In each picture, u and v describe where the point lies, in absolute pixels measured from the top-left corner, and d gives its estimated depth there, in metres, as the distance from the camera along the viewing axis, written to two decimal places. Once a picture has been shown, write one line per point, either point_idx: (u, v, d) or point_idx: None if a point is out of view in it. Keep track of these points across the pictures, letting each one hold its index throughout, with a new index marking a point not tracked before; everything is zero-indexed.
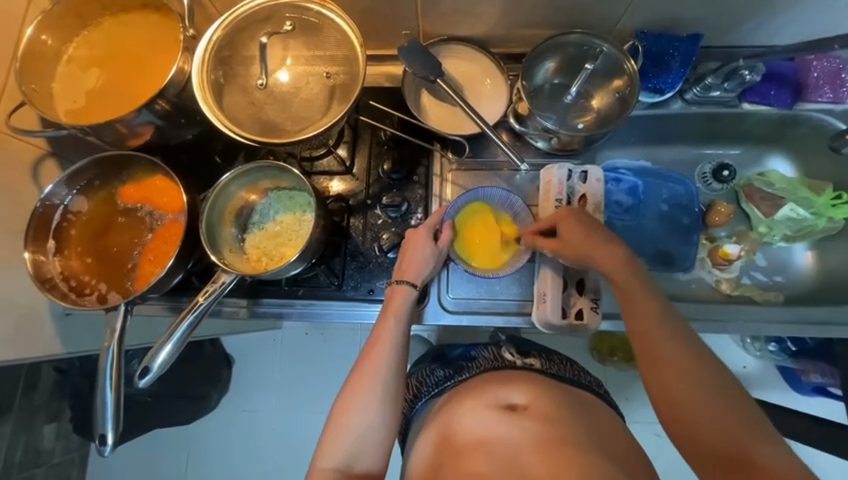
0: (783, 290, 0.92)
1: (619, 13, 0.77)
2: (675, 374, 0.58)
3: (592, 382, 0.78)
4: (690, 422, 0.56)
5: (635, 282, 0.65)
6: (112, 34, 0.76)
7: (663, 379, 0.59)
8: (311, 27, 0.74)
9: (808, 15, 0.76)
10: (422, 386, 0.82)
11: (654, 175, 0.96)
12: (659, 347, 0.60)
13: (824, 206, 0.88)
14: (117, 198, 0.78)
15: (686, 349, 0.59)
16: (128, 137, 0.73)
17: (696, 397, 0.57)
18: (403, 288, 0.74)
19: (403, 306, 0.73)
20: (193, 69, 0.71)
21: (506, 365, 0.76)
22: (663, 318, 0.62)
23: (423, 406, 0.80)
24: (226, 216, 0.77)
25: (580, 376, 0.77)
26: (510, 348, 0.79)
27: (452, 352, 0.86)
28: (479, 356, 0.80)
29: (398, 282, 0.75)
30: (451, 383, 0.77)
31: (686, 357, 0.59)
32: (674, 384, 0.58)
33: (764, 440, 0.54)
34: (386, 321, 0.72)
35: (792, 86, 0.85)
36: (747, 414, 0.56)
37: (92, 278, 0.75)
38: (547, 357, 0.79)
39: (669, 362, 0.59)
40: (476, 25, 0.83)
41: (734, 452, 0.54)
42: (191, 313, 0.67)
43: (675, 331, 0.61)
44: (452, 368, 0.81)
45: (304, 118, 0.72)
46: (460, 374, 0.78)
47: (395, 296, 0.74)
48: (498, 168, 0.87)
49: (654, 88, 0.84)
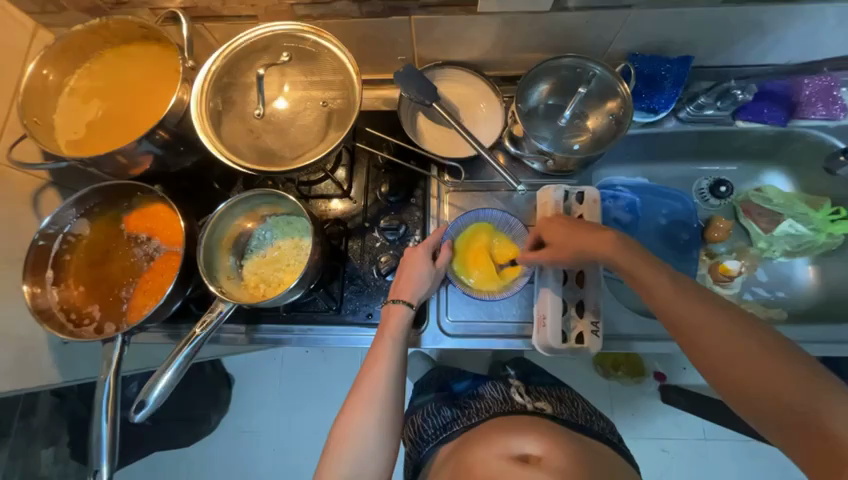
0: (786, 306, 0.91)
1: (610, 37, 0.79)
2: (717, 347, 0.54)
3: (604, 429, 0.80)
4: (746, 396, 0.52)
5: (635, 259, 0.62)
6: (112, 66, 0.78)
7: (706, 355, 0.55)
8: (308, 55, 0.75)
9: (798, 36, 0.77)
10: (427, 424, 0.84)
11: (651, 192, 0.96)
12: (685, 316, 0.57)
13: (823, 222, 0.87)
14: (117, 226, 0.78)
15: (721, 320, 0.55)
16: (128, 167, 0.74)
17: (748, 369, 0.52)
18: (400, 308, 0.74)
19: (400, 325, 0.73)
20: (192, 99, 0.73)
21: (516, 409, 0.77)
22: (686, 293, 0.58)
23: (431, 451, 0.79)
24: (224, 243, 0.77)
25: (592, 422, 0.78)
26: (519, 389, 0.83)
27: (458, 388, 0.90)
28: (487, 395, 0.83)
29: (394, 301, 0.74)
30: (459, 428, 0.78)
31: (725, 327, 0.54)
32: (718, 357, 0.54)
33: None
34: (382, 341, 0.71)
35: (785, 104, 0.85)
36: (816, 376, 0.49)
37: (91, 308, 0.75)
38: (557, 400, 0.81)
39: (707, 337, 0.55)
40: (471, 49, 0.84)
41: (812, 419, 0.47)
42: (189, 344, 0.66)
43: (703, 301, 0.57)
44: (459, 409, 0.82)
45: (301, 144, 0.73)
46: (468, 417, 0.79)
47: (392, 316, 0.73)
48: (496, 189, 0.88)
49: (647, 108, 0.85)
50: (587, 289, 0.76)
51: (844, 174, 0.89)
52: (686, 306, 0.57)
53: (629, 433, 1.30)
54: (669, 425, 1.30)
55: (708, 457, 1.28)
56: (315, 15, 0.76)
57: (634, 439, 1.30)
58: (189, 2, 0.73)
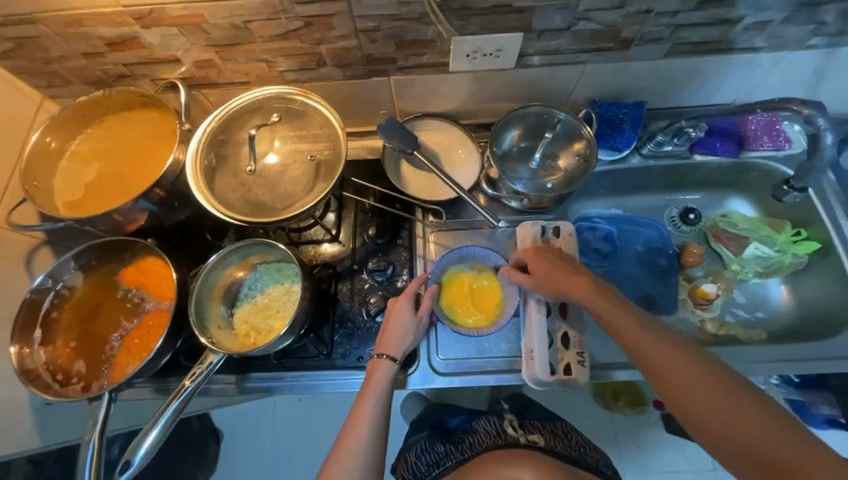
0: (766, 326, 0.94)
1: (571, 87, 0.87)
2: (680, 383, 0.58)
3: (598, 460, 0.83)
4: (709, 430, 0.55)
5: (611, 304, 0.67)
6: (112, 131, 0.83)
7: (671, 391, 0.58)
8: (296, 114, 0.82)
9: (736, 79, 0.86)
10: (420, 461, 0.85)
11: (627, 221, 1.03)
12: (667, 367, 0.59)
13: (786, 243, 0.93)
14: (111, 280, 0.80)
15: (686, 365, 0.59)
16: (123, 223, 0.77)
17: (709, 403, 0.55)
18: (384, 362, 0.75)
19: (383, 381, 0.73)
20: (187, 158, 0.78)
21: (508, 441, 0.80)
22: (661, 342, 0.62)
23: None
24: (215, 293, 0.79)
25: (584, 453, 0.82)
26: (512, 422, 0.85)
27: (452, 422, 0.92)
28: (480, 430, 0.86)
29: (378, 356, 0.75)
30: (452, 463, 0.82)
31: (685, 363, 0.59)
32: (682, 394, 0.57)
33: (796, 437, 0.51)
34: (366, 398, 0.72)
35: (735, 138, 0.94)
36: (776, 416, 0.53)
37: (78, 365, 0.75)
38: (550, 432, 0.85)
39: (678, 381, 0.58)
40: (446, 102, 0.91)
41: (777, 457, 0.50)
42: (179, 397, 0.66)
43: (663, 340, 0.62)
44: (453, 444, 0.86)
45: (291, 195, 0.78)
46: (461, 452, 0.83)
47: (375, 372, 0.74)
48: (478, 227, 0.92)
49: (612, 147, 0.92)
50: (570, 320, 0.78)
51: (789, 201, 0.93)
52: (665, 357, 0.60)
53: (637, 466, 1.26)
54: (675, 458, 1.26)
55: None
56: (303, 79, 0.84)
57: (644, 473, 1.25)
58: (187, 73, 0.80)
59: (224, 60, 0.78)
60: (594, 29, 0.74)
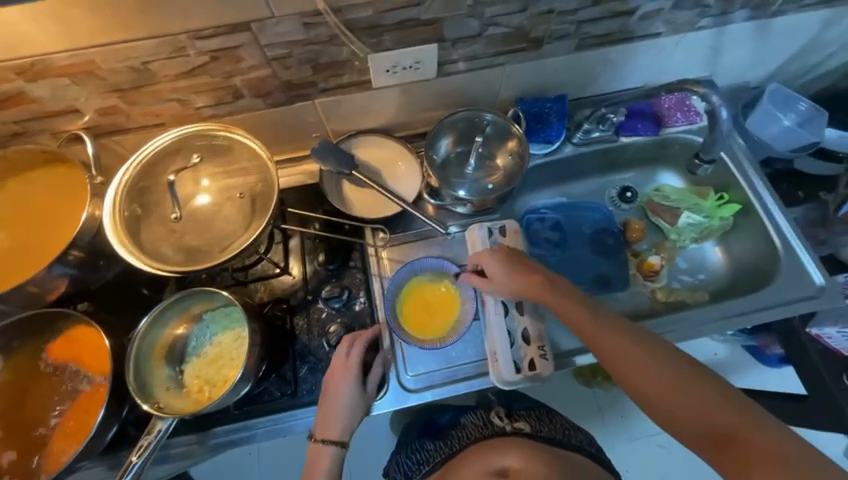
0: (708, 286, 1.01)
1: (496, 88, 0.89)
2: (632, 367, 0.61)
3: (582, 441, 0.83)
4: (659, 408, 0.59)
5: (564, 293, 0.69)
6: (13, 194, 0.75)
7: (620, 369, 0.62)
8: (221, 150, 0.78)
9: (645, 64, 0.92)
10: (412, 460, 0.85)
11: (570, 208, 1.06)
12: (618, 352, 0.63)
13: (712, 208, 1.01)
14: (34, 358, 0.73)
15: (638, 346, 0.62)
16: (40, 294, 0.70)
17: (659, 383, 0.59)
18: (328, 449, 0.73)
19: (329, 464, 0.73)
20: (104, 214, 0.72)
21: (495, 432, 0.79)
22: (612, 328, 0.64)
23: None
24: (157, 355, 0.74)
25: (569, 436, 0.82)
26: (498, 412, 0.84)
27: (442, 419, 0.90)
28: (467, 423, 0.84)
29: (321, 440, 0.73)
30: (440, 459, 0.80)
31: (634, 348, 0.62)
32: (635, 377, 0.61)
33: (725, 399, 0.57)
34: (312, 477, 0.73)
35: (653, 118, 1.00)
36: (714, 386, 0.58)
37: (8, 460, 0.68)
38: (536, 418, 0.84)
39: (630, 364, 0.61)
40: (378, 117, 0.91)
41: (718, 424, 0.56)
42: (125, 477, 0.61)
43: (615, 327, 0.65)
44: (441, 440, 0.84)
45: (227, 236, 0.74)
46: (449, 447, 0.81)
47: (319, 455, 0.73)
48: (429, 236, 0.92)
49: (543, 140, 0.95)
50: (529, 315, 0.79)
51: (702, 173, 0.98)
52: (617, 342, 0.63)
53: (623, 435, 1.30)
54: None
55: None
56: (222, 114, 0.80)
57: (631, 440, 1.30)
58: (90, 122, 0.74)
59: (130, 105, 0.73)
60: (504, 32, 0.76)
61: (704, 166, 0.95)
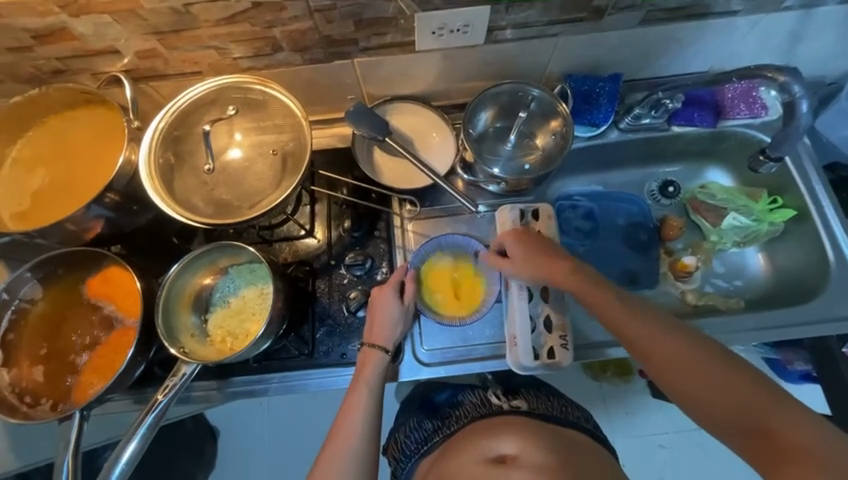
0: (744, 294, 0.96)
1: (545, 62, 0.83)
2: (663, 356, 0.60)
3: (580, 418, 0.82)
4: (690, 398, 0.58)
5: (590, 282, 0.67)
6: (54, 132, 0.76)
7: (649, 357, 0.61)
8: (256, 105, 0.76)
9: (712, 46, 0.84)
10: (410, 438, 0.84)
11: (606, 198, 1.01)
12: (647, 339, 0.61)
13: (763, 212, 0.93)
14: (70, 292, 0.76)
15: (666, 333, 0.61)
16: (78, 233, 0.72)
17: (692, 372, 0.58)
18: (375, 353, 0.75)
19: (375, 371, 0.73)
20: (140, 159, 0.72)
21: (493, 410, 0.79)
22: (640, 315, 0.63)
23: (412, 466, 0.82)
24: (184, 303, 0.76)
25: (567, 413, 0.80)
26: (496, 391, 0.83)
27: (438, 397, 0.88)
28: (465, 401, 0.82)
29: (370, 346, 0.75)
30: (439, 438, 0.80)
31: (668, 336, 0.61)
32: (664, 366, 0.60)
33: (759, 388, 0.55)
34: (357, 389, 0.71)
35: (712, 107, 0.92)
36: (748, 376, 0.56)
37: (45, 385, 0.72)
38: (535, 395, 0.83)
39: (659, 351, 0.60)
40: (417, 83, 0.87)
41: (751, 413, 0.54)
42: (151, 412, 0.65)
43: (647, 314, 0.63)
44: (439, 419, 0.83)
45: (257, 192, 0.74)
46: (448, 426, 0.81)
47: (367, 362, 0.74)
48: (457, 213, 0.90)
49: (589, 123, 0.90)
50: (552, 304, 0.78)
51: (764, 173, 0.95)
52: (646, 329, 0.62)
53: (628, 431, 1.26)
54: (663, 421, 1.26)
55: (704, 447, 1.25)
56: (259, 66, 0.78)
57: (635, 436, 1.26)
58: (130, 64, 0.74)
59: (169, 49, 0.71)
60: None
61: (769, 163, 0.90)
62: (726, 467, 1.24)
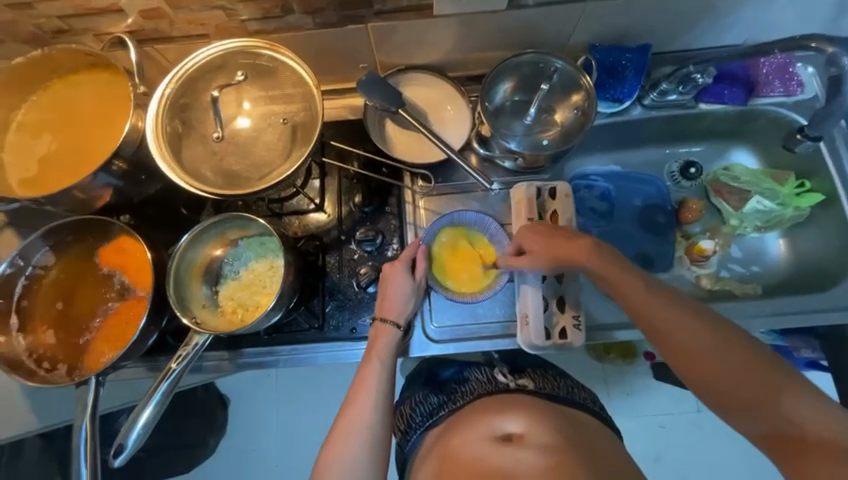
0: (760, 280, 0.94)
1: (569, 30, 0.79)
2: (683, 341, 0.59)
3: (586, 399, 0.82)
4: (714, 393, 0.58)
5: (613, 266, 0.65)
6: (59, 97, 0.74)
7: (668, 341, 0.60)
8: (265, 72, 0.73)
9: (750, 15, 0.78)
10: (416, 413, 0.84)
11: (624, 179, 0.98)
12: (669, 324, 0.60)
13: (789, 196, 0.90)
14: (82, 261, 0.76)
15: (688, 318, 0.60)
16: (86, 201, 0.71)
17: (720, 369, 0.57)
18: (386, 328, 0.75)
19: (388, 344, 0.74)
20: (147, 126, 0.70)
21: (499, 388, 0.79)
22: (663, 299, 0.61)
23: (417, 440, 0.82)
24: (195, 274, 0.76)
25: (574, 394, 0.81)
26: (503, 370, 0.83)
27: (444, 373, 0.88)
28: (471, 378, 0.83)
29: (381, 320, 0.75)
30: (445, 413, 0.80)
31: (690, 321, 0.60)
32: (691, 361, 0.59)
33: (777, 375, 0.55)
34: (369, 362, 0.72)
35: (744, 83, 0.87)
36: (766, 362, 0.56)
37: (60, 351, 0.73)
38: (541, 375, 0.83)
39: (680, 336, 0.60)
40: (432, 52, 0.82)
41: (765, 398, 0.55)
42: (166, 380, 0.65)
43: (677, 303, 0.61)
44: (445, 394, 0.83)
45: (266, 163, 0.71)
46: (453, 402, 0.81)
47: (379, 335, 0.74)
48: (470, 190, 0.87)
49: (612, 98, 0.86)
50: (565, 285, 0.77)
51: (801, 152, 0.89)
52: (668, 314, 0.60)
53: (629, 413, 1.27)
54: (664, 403, 1.27)
55: (703, 429, 1.26)
56: (268, 30, 0.75)
57: (635, 417, 1.27)
58: (134, 25, 0.71)
59: (174, 9, 0.68)
60: None
61: (806, 143, 0.85)
62: (724, 450, 1.25)
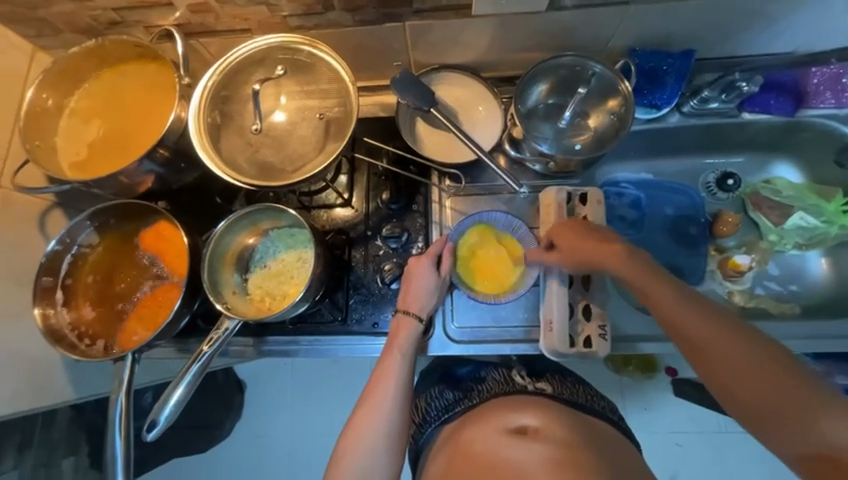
0: (798, 300, 0.90)
1: (609, 34, 0.77)
2: (714, 353, 0.57)
3: (604, 408, 0.80)
4: (749, 408, 0.55)
5: (643, 271, 0.63)
6: (110, 85, 0.78)
7: (697, 352, 0.58)
8: (303, 67, 0.75)
9: (805, 22, 0.74)
10: (430, 407, 0.84)
11: (657, 187, 0.95)
12: (698, 334, 0.58)
13: (835, 214, 0.85)
14: (124, 243, 0.80)
15: (721, 330, 0.57)
16: (130, 186, 0.75)
17: (754, 382, 0.54)
18: (408, 320, 0.75)
19: (410, 338, 0.74)
20: (189, 116, 0.73)
21: (517, 389, 0.78)
22: (694, 308, 0.59)
23: (432, 432, 0.81)
24: (227, 261, 0.78)
25: (593, 401, 0.79)
26: (521, 371, 0.82)
27: (460, 371, 0.87)
28: (489, 378, 0.82)
29: (403, 312, 0.76)
30: (461, 409, 0.79)
31: (722, 333, 0.57)
32: (720, 371, 0.56)
33: (819, 397, 0.51)
34: (390, 355, 0.73)
35: (793, 94, 0.83)
36: (808, 383, 0.52)
37: (100, 328, 0.76)
38: (559, 380, 0.82)
39: (709, 348, 0.57)
40: (467, 52, 0.82)
41: (805, 422, 0.51)
42: (198, 360, 0.68)
43: (710, 314, 0.59)
44: (461, 391, 0.83)
45: (300, 157, 0.73)
46: (470, 399, 0.80)
47: (401, 329, 0.75)
48: (498, 191, 0.87)
49: (650, 104, 0.84)
50: (592, 293, 0.76)
51: None
52: (698, 324, 0.58)
53: (645, 428, 1.24)
54: (682, 420, 1.23)
55: (724, 450, 1.21)
56: (308, 26, 0.76)
57: (651, 432, 1.23)
58: (182, 19, 0.73)
59: (220, 4, 0.70)
60: None
61: None
62: (746, 474, 1.20)
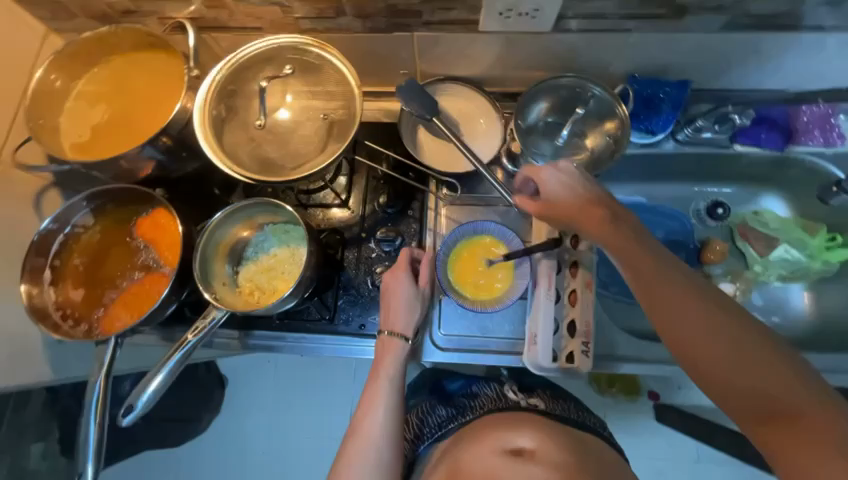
0: (780, 331, 0.91)
1: (610, 58, 0.79)
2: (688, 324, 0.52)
3: (596, 424, 0.81)
4: (715, 382, 0.51)
5: (618, 235, 0.59)
6: (119, 71, 0.79)
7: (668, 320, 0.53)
8: (311, 68, 0.76)
9: (797, 62, 0.77)
10: (423, 423, 0.84)
11: (648, 211, 0.96)
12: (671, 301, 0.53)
13: (818, 249, 0.89)
14: (117, 226, 0.80)
15: (695, 299, 0.53)
16: (129, 170, 0.75)
17: (728, 358, 0.50)
18: (394, 341, 0.75)
19: (396, 359, 0.75)
20: (195, 107, 0.74)
21: (510, 405, 0.79)
22: (670, 275, 0.55)
23: (427, 449, 0.81)
24: (220, 252, 0.79)
25: (586, 418, 0.80)
26: (513, 387, 0.83)
27: (451, 386, 0.89)
28: (481, 394, 0.83)
29: (387, 334, 0.76)
30: (455, 425, 0.80)
31: (695, 301, 0.53)
32: (692, 343, 0.52)
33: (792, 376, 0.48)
34: (377, 377, 0.74)
35: (782, 130, 0.86)
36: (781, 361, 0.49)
37: (85, 310, 0.76)
38: (550, 395, 0.83)
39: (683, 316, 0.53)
40: (472, 66, 0.84)
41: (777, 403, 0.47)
42: (180, 349, 0.68)
43: (686, 284, 0.54)
44: (454, 406, 0.84)
45: (302, 155, 0.74)
46: (463, 415, 0.81)
47: (386, 349, 0.75)
48: (494, 203, 0.88)
49: (646, 129, 0.86)
50: (578, 309, 0.76)
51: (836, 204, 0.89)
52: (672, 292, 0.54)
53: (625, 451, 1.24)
54: (662, 445, 1.23)
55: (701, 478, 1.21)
56: (319, 29, 0.78)
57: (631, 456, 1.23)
58: (196, 13, 0.75)
59: (235, 2, 0.72)
60: None
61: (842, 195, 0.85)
62: None
